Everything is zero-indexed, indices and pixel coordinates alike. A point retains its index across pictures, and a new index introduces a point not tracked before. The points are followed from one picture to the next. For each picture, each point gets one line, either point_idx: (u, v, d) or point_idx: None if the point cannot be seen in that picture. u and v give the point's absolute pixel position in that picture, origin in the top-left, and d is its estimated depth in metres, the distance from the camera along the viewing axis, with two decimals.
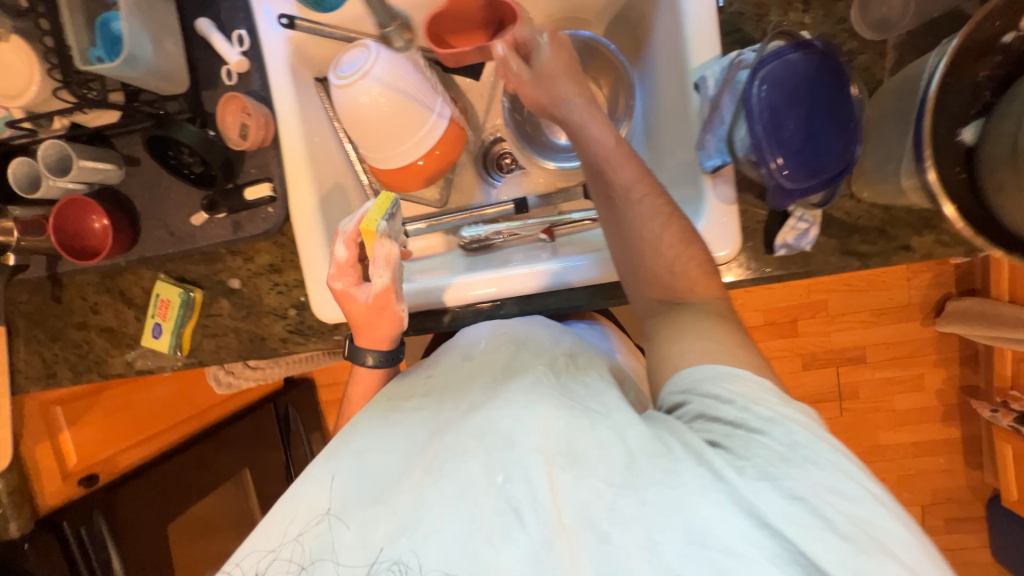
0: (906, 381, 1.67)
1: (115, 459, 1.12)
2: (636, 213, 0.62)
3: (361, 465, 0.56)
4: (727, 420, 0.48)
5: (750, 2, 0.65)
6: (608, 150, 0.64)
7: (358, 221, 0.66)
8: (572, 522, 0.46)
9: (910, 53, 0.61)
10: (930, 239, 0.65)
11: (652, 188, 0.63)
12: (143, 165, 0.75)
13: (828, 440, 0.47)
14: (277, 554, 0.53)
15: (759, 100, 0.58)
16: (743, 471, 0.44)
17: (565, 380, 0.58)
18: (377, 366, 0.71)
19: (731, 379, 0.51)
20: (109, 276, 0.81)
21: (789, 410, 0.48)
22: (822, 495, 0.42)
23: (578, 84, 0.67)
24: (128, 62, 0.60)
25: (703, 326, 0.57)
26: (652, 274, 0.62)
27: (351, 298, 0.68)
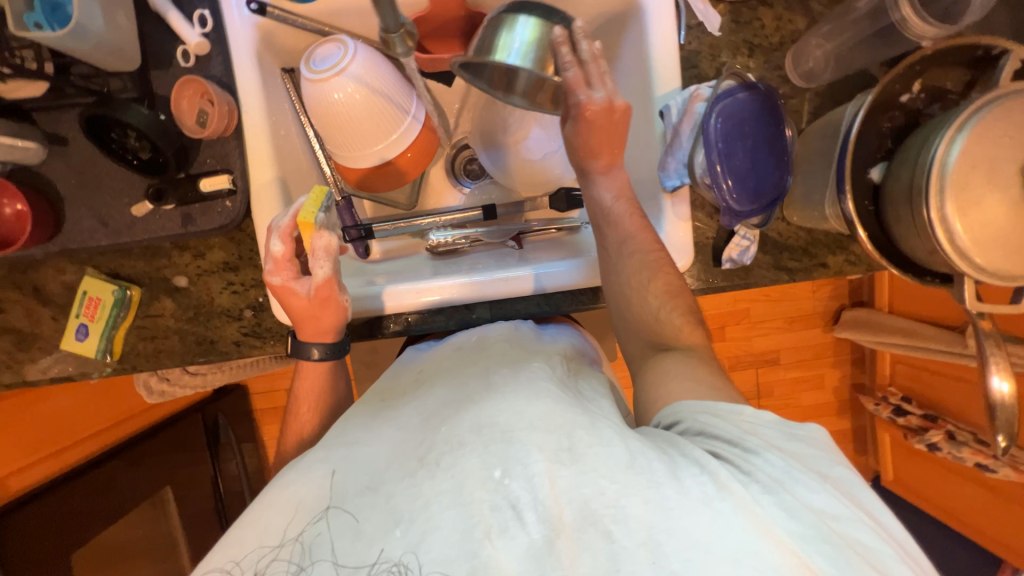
0: (809, 380, 1.88)
1: (7, 482, 0.95)
2: (623, 266, 0.66)
3: (356, 453, 0.53)
4: (723, 439, 0.50)
5: (706, 43, 0.73)
6: (609, 207, 0.69)
7: (291, 216, 0.64)
8: (571, 518, 0.44)
9: (830, 101, 0.73)
10: (841, 259, 0.77)
11: (646, 243, 0.67)
12: (72, 146, 0.66)
13: (827, 470, 0.49)
14: (277, 553, 0.47)
15: (715, 130, 0.66)
16: (746, 485, 0.46)
17: (567, 380, 0.60)
18: (323, 360, 0.69)
19: (729, 412, 0.52)
20: (19, 268, 0.70)
21: (788, 445, 0.50)
22: (817, 515, 0.44)
23: (608, 151, 0.69)
24: (76, 32, 0.54)
25: (688, 368, 0.60)
26: (640, 319, 0.66)
27: (289, 293, 0.66)
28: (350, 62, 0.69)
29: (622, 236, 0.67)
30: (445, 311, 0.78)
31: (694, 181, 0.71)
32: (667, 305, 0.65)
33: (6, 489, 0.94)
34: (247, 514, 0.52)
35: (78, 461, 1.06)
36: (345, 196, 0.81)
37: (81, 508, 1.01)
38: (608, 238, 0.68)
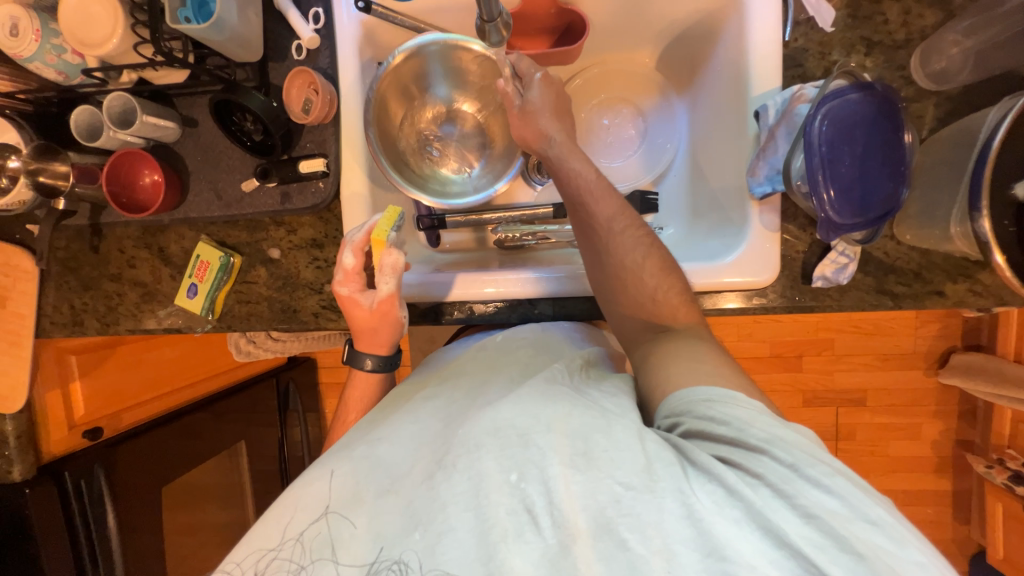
0: (904, 429, 1.63)
1: (120, 416, 1.10)
2: (618, 244, 0.64)
3: (376, 451, 0.55)
4: (726, 439, 0.47)
5: (816, 40, 0.67)
6: (590, 182, 0.66)
7: (366, 231, 0.67)
8: (587, 524, 0.45)
9: (964, 107, 0.64)
10: (963, 288, 0.67)
11: (632, 220, 0.65)
12: (201, 127, 0.75)
13: (829, 458, 0.45)
14: (278, 552, 0.51)
15: (819, 134, 0.60)
16: (755, 489, 0.43)
17: (579, 381, 0.59)
18: (374, 372, 0.72)
19: (725, 399, 0.49)
20: (151, 232, 0.81)
21: (790, 432, 0.47)
22: (833, 515, 0.42)
23: (562, 123, 0.70)
24: (216, 26, 0.61)
25: (693, 351, 0.57)
26: (634, 301, 0.63)
27: (353, 304, 0.68)
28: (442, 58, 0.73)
29: (609, 213, 0.64)
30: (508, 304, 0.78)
31: (789, 189, 0.65)
32: (664, 283, 0.63)
33: (120, 422, 1.10)
34: (275, 505, 0.55)
35: (174, 406, 1.21)
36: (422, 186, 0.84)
37: (175, 449, 1.15)
38: (593, 217, 0.65)
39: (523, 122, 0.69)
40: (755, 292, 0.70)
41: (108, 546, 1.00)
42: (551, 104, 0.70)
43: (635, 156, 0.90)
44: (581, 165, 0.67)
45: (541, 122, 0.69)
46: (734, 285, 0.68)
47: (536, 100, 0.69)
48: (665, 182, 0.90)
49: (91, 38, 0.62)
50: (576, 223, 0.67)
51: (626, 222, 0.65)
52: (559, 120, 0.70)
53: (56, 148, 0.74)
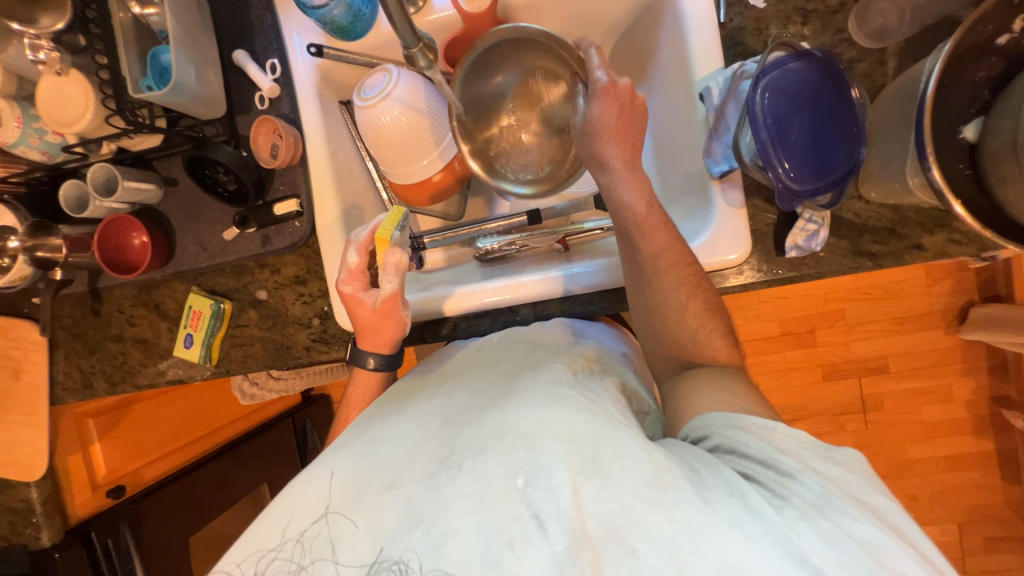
0: (932, 392, 1.57)
1: (141, 471, 1.13)
2: (661, 285, 0.63)
3: (376, 450, 0.53)
4: (756, 459, 0.46)
5: (751, 17, 0.69)
6: (639, 216, 0.65)
7: (370, 230, 0.70)
8: (597, 532, 0.42)
9: (909, 59, 0.64)
10: (941, 238, 0.66)
11: (681, 257, 0.64)
12: (180, 185, 0.79)
13: (867, 499, 0.44)
14: (277, 553, 0.48)
15: (763, 107, 0.61)
16: (779, 511, 0.42)
17: (582, 379, 0.58)
18: (378, 370, 0.73)
19: (763, 426, 0.48)
20: (146, 289, 0.85)
21: (826, 466, 0.46)
22: (862, 546, 0.40)
23: (622, 144, 0.67)
24: (175, 89, 0.65)
25: (725, 381, 0.57)
26: (672, 339, 0.65)
27: (357, 302, 0.70)
28: (395, 86, 0.74)
29: (656, 249, 0.64)
30: (490, 313, 0.79)
31: (743, 165, 0.66)
32: (706, 325, 0.63)
33: (141, 477, 1.13)
34: (273, 507, 0.52)
35: (189, 459, 1.22)
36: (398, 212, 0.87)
37: (197, 499, 1.16)
38: (641, 251, 0.65)
39: (584, 142, 0.68)
40: (732, 271, 0.70)
41: None
42: (613, 121, 0.66)
43: None
44: (632, 196, 0.66)
45: (607, 147, 0.67)
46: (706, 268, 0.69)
47: (598, 118, 0.65)
48: None
49: (67, 117, 0.67)
50: (624, 251, 0.67)
51: (673, 258, 0.64)
52: (620, 138, 0.67)
53: (48, 223, 0.78)
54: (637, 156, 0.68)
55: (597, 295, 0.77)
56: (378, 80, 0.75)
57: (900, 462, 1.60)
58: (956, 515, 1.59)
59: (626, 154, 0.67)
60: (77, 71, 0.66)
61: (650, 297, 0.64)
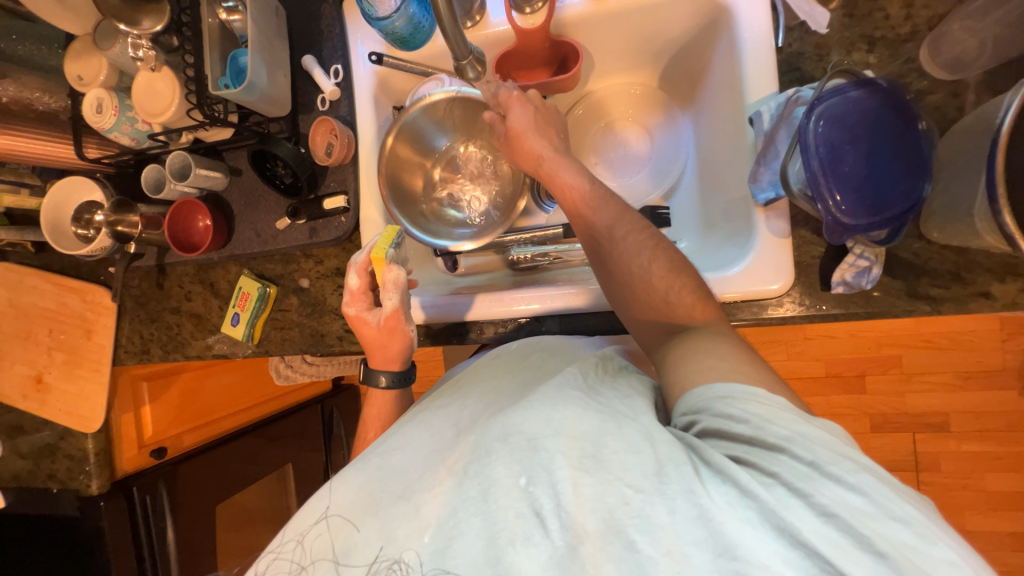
0: (1000, 459, 1.41)
1: (181, 438, 1.21)
2: (621, 252, 0.63)
3: (388, 462, 0.54)
4: (744, 438, 0.44)
5: (811, 43, 0.67)
6: (585, 193, 0.67)
7: (368, 252, 0.72)
8: (596, 527, 0.42)
9: (987, 93, 0.60)
10: (1014, 288, 0.60)
11: (636, 224, 0.64)
12: (244, 175, 0.86)
13: (857, 455, 0.41)
14: (278, 553, 0.52)
15: (816, 135, 0.58)
16: (770, 489, 0.40)
17: (593, 382, 0.55)
18: (389, 388, 0.75)
19: (745, 395, 0.45)
20: (204, 268, 0.92)
21: (812, 428, 0.43)
22: (859, 516, 0.38)
23: (547, 137, 0.73)
24: (248, 89, 0.71)
25: (715, 344, 0.53)
26: (647, 306, 0.60)
27: (362, 323, 0.73)
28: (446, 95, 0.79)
29: (609, 220, 0.64)
30: (518, 322, 0.79)
31: (791, 194, 0.63)
32: (675, 283, 0.59)
33: (181, 442, 1.21)
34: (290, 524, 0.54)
35: (224, 432, 1.30)
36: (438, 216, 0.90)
37: (228, 470, 1.24)
38: (595, 227, 0.66)
39: (510, 152, 0.75)
40: (771, 302, 0.67)
41: (167, 559, 1.09)
42: (535, 121, 0.73)
43: (642, 172, 0.91)
44: (573, 177, 0.69)
45: (519, 143, 0.73)
46: (742, 297, 0.66)
47: (517, 122, 0.73)
48: (676, 196, 0.89)
49: (155, 108, 0.74)
50: (581, 234, 0.68)
51: (629, 227, 0.64)
52: (543, 133, 0.73)
53: (129, 202, 0.87)
54: (564, 147, 0.74)
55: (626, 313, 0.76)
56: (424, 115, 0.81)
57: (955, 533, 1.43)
58: None
59: (555, 146, 0.73)
60: (168, 67, 0.74)
61: (613, 273, 0.64)
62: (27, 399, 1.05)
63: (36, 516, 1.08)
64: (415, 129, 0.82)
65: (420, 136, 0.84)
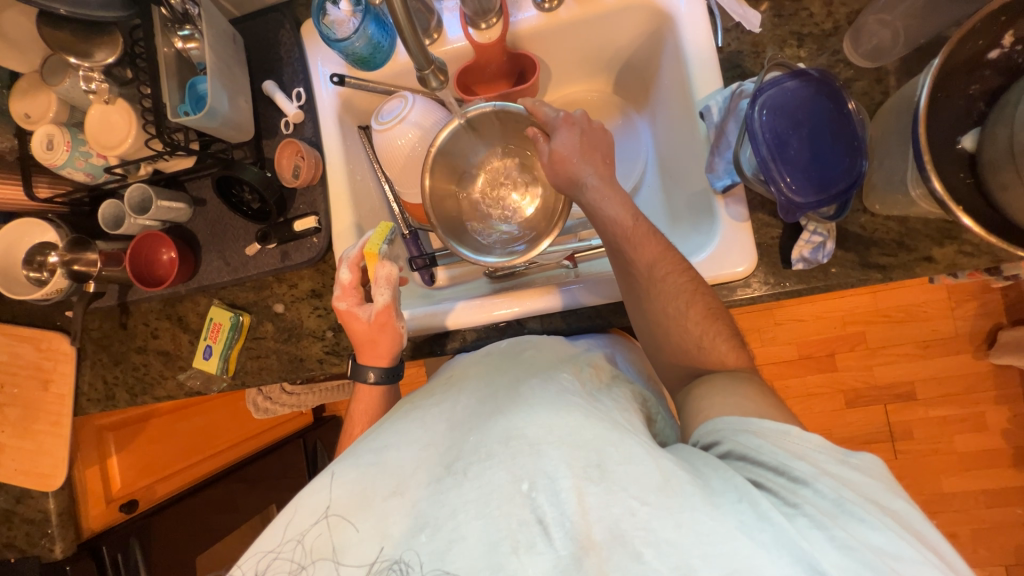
0: (965, 420, 1.49)
1: (154, 488, 1.14)
2: (658, 293, 0.64)
3: (383, 459, 0.51)
4: (768, 466, 0.45)
5: (748, 41, 0.72)
6: (626, 229, 0.67)
7: (360, 247, 0.72)
8: (602, 536, 0.42)
9: (906, 77, 0.66)
10: (952, 250, 0.65)
11: (674, 265, 0.64)
12: (208, 204, 0.84)
13: (886, 503, 0.43)
14: (278, 553, 0.49)
15: (761, 123, 0.63)
16: (792, 519, 0.41)
17: (591, 394, 0.56)
18: (378, 383, 0.73)
19: (777, 432, 0.47)
20: (170, 303, 0.89)
21: (842, 470, 0.45)
22: (881, 556, 0.38)
23: (594, 163, 0.71)
24: (209, 114, 0.70)
25: (739, 386, 0.56)
26: (677, 348, 0.64)
27: (353, 318, 0.71)
28: (410, 111, 0.79)
29: (648, 261, 0.65)
30: (499, 326, 0.80)
31: (746, 179, 0.67)
32: (709, 330, 0.62)
33: (154, 492, 1.14)
34: (278, 518, 0.51)
35: (201, 477, 1.23)
36: (411, 230, 0.91)
37: (206, 519, 1.17)
38: (634, 264, 0.66)
39: (555, 173, 0.73)
40: (739, 284, 0.70)
41: None
42: (581, 146, 0.72)
43: None
44: (616, 210, 0.68)
45: (563, 176, 0.73)
46: (714, 281, 0.69)
47: (563, 146, 0.71)
48: (641, 194, 0.93)
49: (111, 141, 0.73)
50: (618, 266, 0.68)
51: (667, 266, 0.65)
52: (589, 159, 0.71)
53: (86, 240, 0.84)
54: (612, 174, 0.72)
55: (605, 308, 0.78)
56: (414, 119, 0.79)
57: (934, 496, 1.50)
58: (1001, 555, 1.48)
59: (601, 173, 0.71)
60: (123, 99, 0.72)
61: (650, 314, 0.65)
62: None
63: None
64: (448, 154, 0.82)
65: (450, 162, 0.83)
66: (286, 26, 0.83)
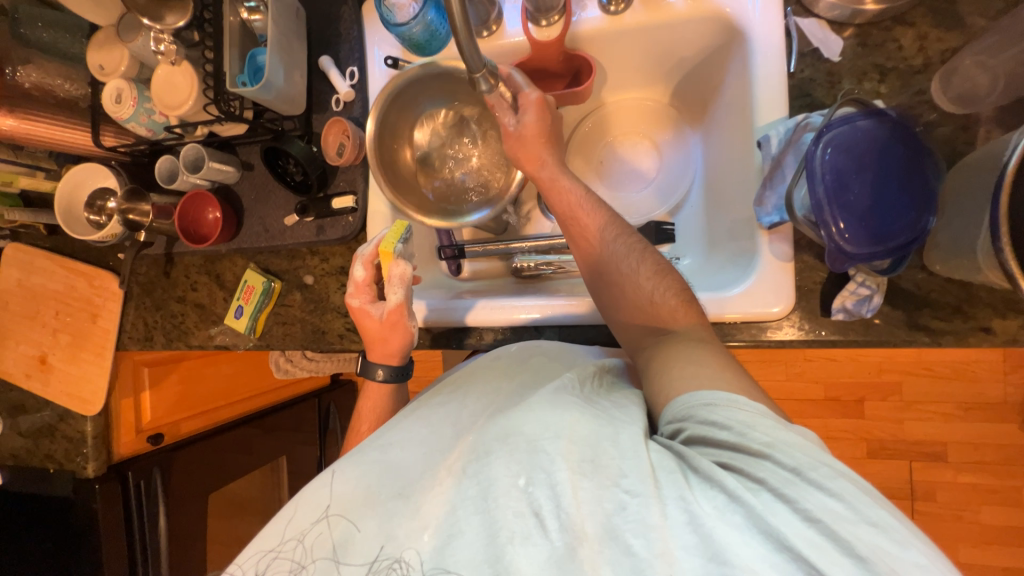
0: (998, 492, 1.39)
1: (180, 425, 1.22)
2: (612, 255, 0.66)
3: (387, 455, 0.54)
4: (728, 444, 0.44)
5: (824, 69, 0.67)
6: (580, 198, 0.70)
7: (375, 245, 0.73)
8: (594, 530, 0.42)
9: (998, 129, 0.60)
10: (1015, 324, 0.60)
11: (623, 230, 0.68)
12: (255, 170, 0.87)
13: (836, 462, 0.42)
14: (278, 552, 0.50)
15: (822, 162, 0.58)
16: (756, 493, 0.41)
17: (591, 392, 0.54)
18: (386, 381, 0.75)
19: (727, 403, 0.47)
20: (211, 260, 0.93)
21: (792, 435, 0.44)
22: (840, 521, 0.38)
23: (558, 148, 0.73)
24: (265, 87, 0.72)
25: (697, 354, 0.55)
26: (633, 305, 0.63)
27: (365, 315, 0.73)
28: None
29: (599, 223, 0.68)
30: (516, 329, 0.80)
31: (794, 219, 0.63)
32: (660, 283, 0.63)
33: (178, 429, 1.22)
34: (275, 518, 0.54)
35: (224, 419, 1.32)
36: None
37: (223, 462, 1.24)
38: (587, 233, 0.69)
39: (517, 148, 0.71)
40: (772, 325, 0.67)
41: (158, 545, 1.10)
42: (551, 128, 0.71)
43: (649, 187, 0.91)
44: (572, 181, 0.71)
45: (530, 148, 0.71)
46: (744, 318, 0.66)
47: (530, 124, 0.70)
48: (682, 213, 0.89)
49: (173, 101, 0.76)
50: (567, 233, 0.71)
51: (615, 233, 0.68)
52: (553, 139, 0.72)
53: (142, 191, 0.89)
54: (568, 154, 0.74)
55: None
56: None
57: None
58: None
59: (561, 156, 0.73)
60: (188, 62, 0.75)
61: (603, 274, 0.66)
62: (30, 379, 1.06)
63: (32, 494, 1.09)
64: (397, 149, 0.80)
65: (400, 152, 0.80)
66: (348, 3, 0.84)
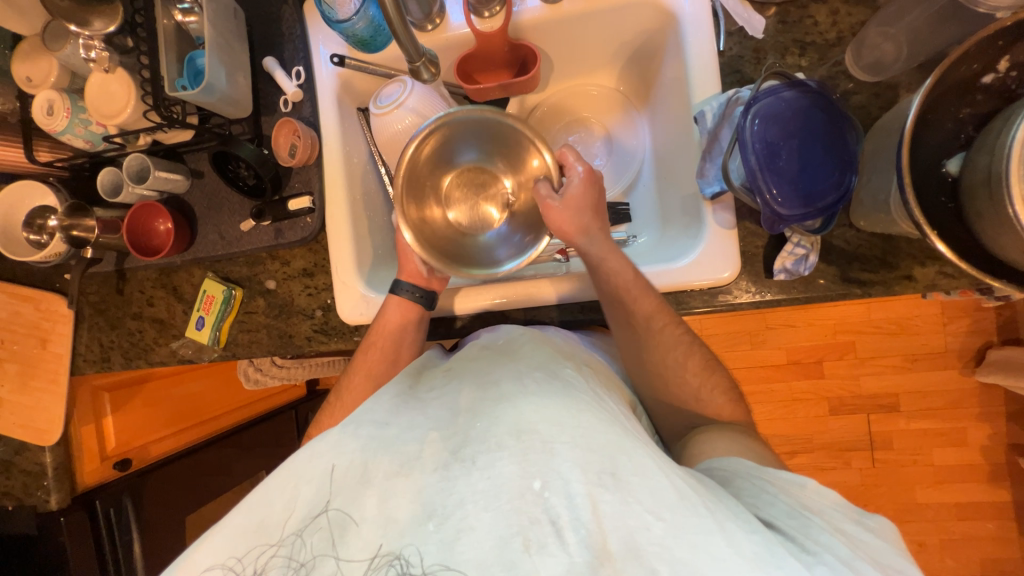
0: (946, 434, 1.50)
1: (149, 447, 1.17)
2: (657, 339, 0.68)
3: (385, 432, 0.52)
4: (783, 509, 0.48)
5: (750, 46, 0.72)
6: (626, 281, 0.68)
7: None
8: (616, 547, 0.42)
9: (905, 94, 0.66)
10: (932, 271, 0.66)
11: (670, 317, 0.69)
12: (205, 177, 0.85)
13: (900, 565, 0.45)
14: (277, 550, 0.47)
15: (752, 133, 0.62)
16: (810, 562, 0.42)
17: (599, 392, 0.56)
18: (412, 297, 0.76)
19: (793, 483, 0.51)
20: (166, 272, 0.91)
21: (857, 529, 0.47)
22: None
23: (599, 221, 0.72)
24: (206, 90, 0.71)
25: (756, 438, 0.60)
26: (678, 388, 0.70)
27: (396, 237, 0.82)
28: (408, 96, 0.76)
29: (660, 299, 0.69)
30: (485, 315, 0.82)
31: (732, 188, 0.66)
32: (707, 380, 0.69)
33: (147, 453, 1.17)
34: (263, 487, 0.51)
35: (194, 440, 1.25)
36: None
37: (199, 484, 1.20)
38: (634, 313, 0.68)
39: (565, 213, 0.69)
40: (722, 290, 0.71)
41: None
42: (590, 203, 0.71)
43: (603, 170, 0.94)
44: (618, 263, 0.69)
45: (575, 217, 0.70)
46: (698, 287, 0.70)
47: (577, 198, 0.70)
48: (636, 192, 0.93)
49: (109, 110, 0.74)
50: (615, 311, 0.69)
51: (663, 318, 0.69)
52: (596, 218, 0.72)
53: (85, 206, 0.86)
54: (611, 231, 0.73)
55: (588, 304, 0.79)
56: (413, 100, 0.76)
57: (906, 506, 1.53)
58: (967, 568, 1.51)
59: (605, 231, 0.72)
60: (122, 69, 0.73)
61: (643, 347, 0.69)
62: None
63: None
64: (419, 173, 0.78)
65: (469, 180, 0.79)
66: (289, 1, 0.83)
